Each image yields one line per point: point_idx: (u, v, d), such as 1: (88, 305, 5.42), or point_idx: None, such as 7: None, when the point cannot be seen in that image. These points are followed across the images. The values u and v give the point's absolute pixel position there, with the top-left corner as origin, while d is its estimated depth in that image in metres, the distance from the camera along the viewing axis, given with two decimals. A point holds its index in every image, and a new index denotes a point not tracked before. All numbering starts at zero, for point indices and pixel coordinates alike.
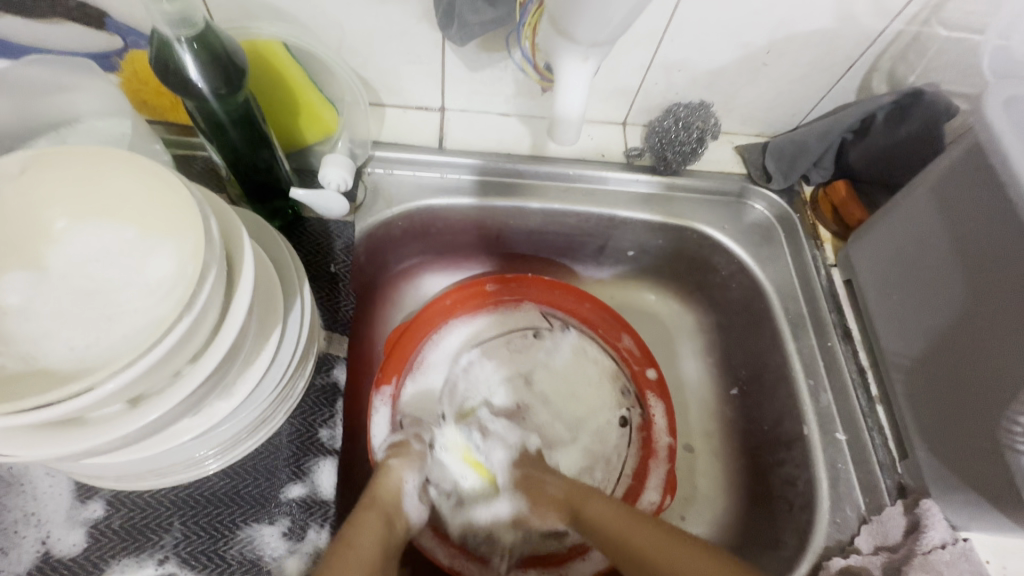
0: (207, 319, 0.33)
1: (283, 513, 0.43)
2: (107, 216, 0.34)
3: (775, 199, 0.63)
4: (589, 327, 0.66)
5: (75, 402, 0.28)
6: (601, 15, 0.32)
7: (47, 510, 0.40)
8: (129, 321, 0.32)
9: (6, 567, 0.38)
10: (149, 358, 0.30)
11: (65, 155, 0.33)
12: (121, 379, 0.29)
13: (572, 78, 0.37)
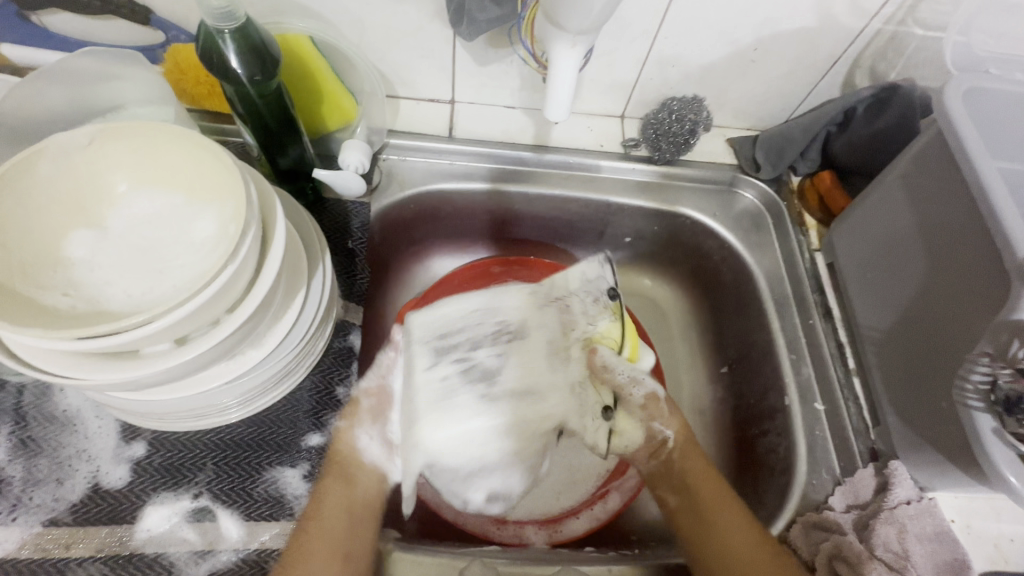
0: (244, 272, 0.38)
1: (304, 458, 0.48)
2: (159, 184, 0.40)
3: (763, 188, 0.67)
4: None
5: (135, 333, 0.33)
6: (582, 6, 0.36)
7: (96, 447, 0.45)
8: (179, 272, 0.37)
9: (61, 495, 0.43)
10: (198, 300, 0.35)
11: (127, 129, 0.38)
12: (172, 316, 0.34)
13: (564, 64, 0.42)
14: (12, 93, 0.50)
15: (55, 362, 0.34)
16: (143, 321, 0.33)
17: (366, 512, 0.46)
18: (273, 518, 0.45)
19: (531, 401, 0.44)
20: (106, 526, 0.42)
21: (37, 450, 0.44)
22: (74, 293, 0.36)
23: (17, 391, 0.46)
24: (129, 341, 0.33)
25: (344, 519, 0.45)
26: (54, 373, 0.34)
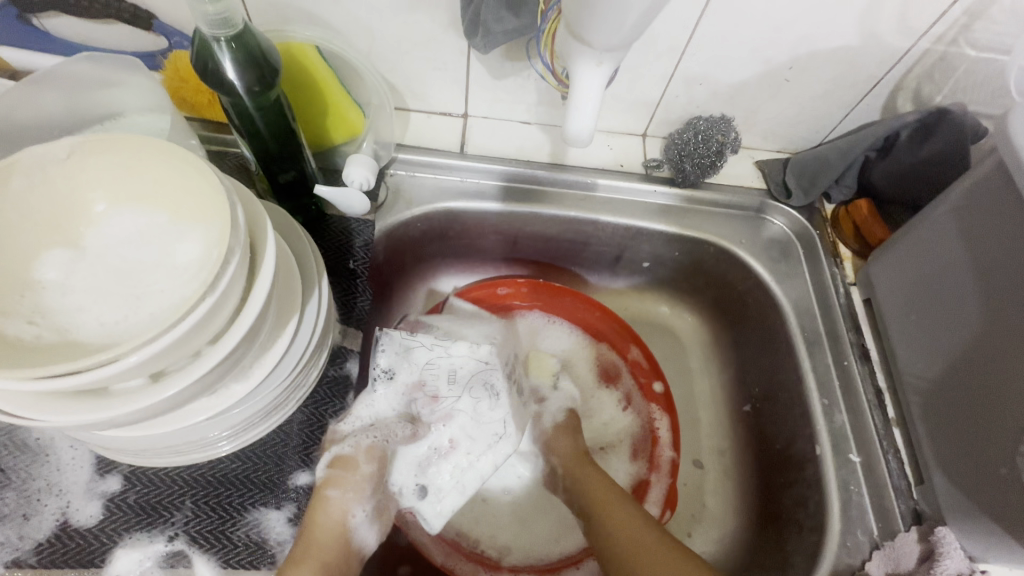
0: (229, 301, 0.35)
1: (290, 499, 0.44)
2: (142, 202, 0.36)
3: (794, 215, 0.63)
4: (597, 336, 0.66)
5: (101, 371, 0.30)
6: (614, 20, 0.33)
7: (68, 481, 0.42)
8: (158, 299, 0.34)
9: (27, 533, 0.40)
10: (173, 334, 0.31)
11: (109, 142, 0.35)
12: (144, 352, 0.31)
13: (588, 85, 0.38)
14: (6, 95, 0.48)
15: (27, 396, 0.31)
16: (115, 356, 0.30)
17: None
18: (254, 566, 0.41)
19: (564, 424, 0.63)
20: (73, 569, 0.39)
21: (5, 481, 0.41)
22: (44, 319, 0.33)
23: None
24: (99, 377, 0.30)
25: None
26: (23, 407, 0.31)
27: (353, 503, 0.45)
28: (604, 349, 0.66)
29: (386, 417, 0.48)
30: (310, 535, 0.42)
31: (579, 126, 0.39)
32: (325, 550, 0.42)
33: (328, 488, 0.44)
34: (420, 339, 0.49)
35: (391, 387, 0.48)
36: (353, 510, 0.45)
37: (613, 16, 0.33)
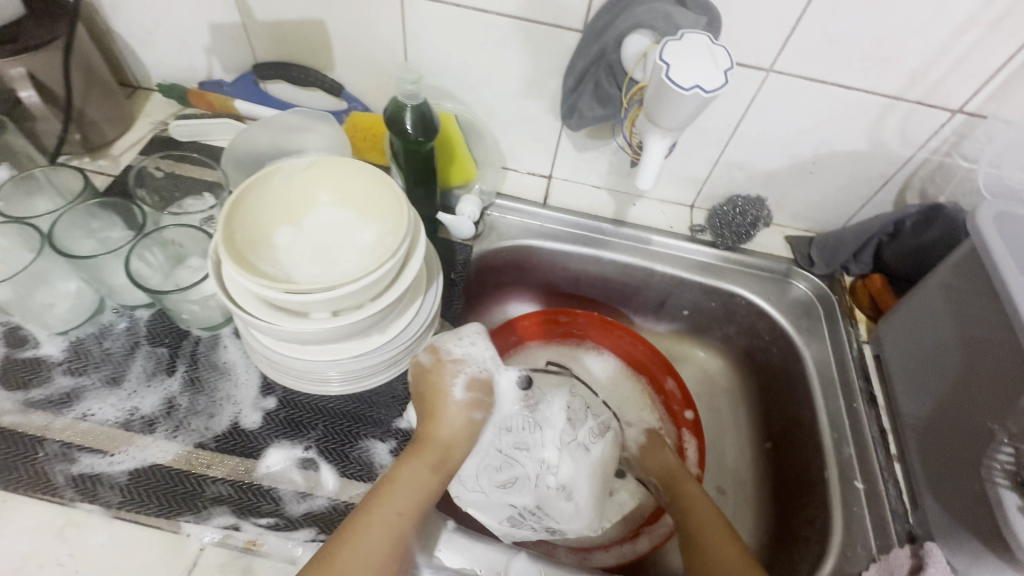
0: (394, 270, 0.51)
1: (392, 436, 0.57)
2: (342, 201, 0.54)
3: (816, 281, 0.75)
4: (639, 367, 0.78)
5: (317, 296, 0.46)
6: (673, 114, 0.49)
7: (242, 394, 0.57)
8: (345, 264, 0.50)
9: (210, 426, 0.54)
10: (361, 281, 0.47)
11: (333, 162, 0.54)
12: (343, 289, 0.47)
13: (655, 153, 0.53)
14: (239, 136, 0.72)
15: (262, 300, 0.48)
16: (314, 292, 0.46)
17: (431, 499, 0.50)
18: (362, 479, 0.53)
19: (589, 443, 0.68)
20: (238, 456, 0.53)
21: (199, 388, 0.56)
22: (273, 265, 0.49)
23: (194, 342, 0.59)
24: (301, 301, 0.46)
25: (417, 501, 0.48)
26: (257, 311, 0.48)
27: (477, 412, 0.57)
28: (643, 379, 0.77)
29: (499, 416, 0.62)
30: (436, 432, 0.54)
31: (645, 182, 0.54)
32: (445, 446, 0.53)
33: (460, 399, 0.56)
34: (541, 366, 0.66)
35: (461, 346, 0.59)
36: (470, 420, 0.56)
37: (671, 109, 0.48)
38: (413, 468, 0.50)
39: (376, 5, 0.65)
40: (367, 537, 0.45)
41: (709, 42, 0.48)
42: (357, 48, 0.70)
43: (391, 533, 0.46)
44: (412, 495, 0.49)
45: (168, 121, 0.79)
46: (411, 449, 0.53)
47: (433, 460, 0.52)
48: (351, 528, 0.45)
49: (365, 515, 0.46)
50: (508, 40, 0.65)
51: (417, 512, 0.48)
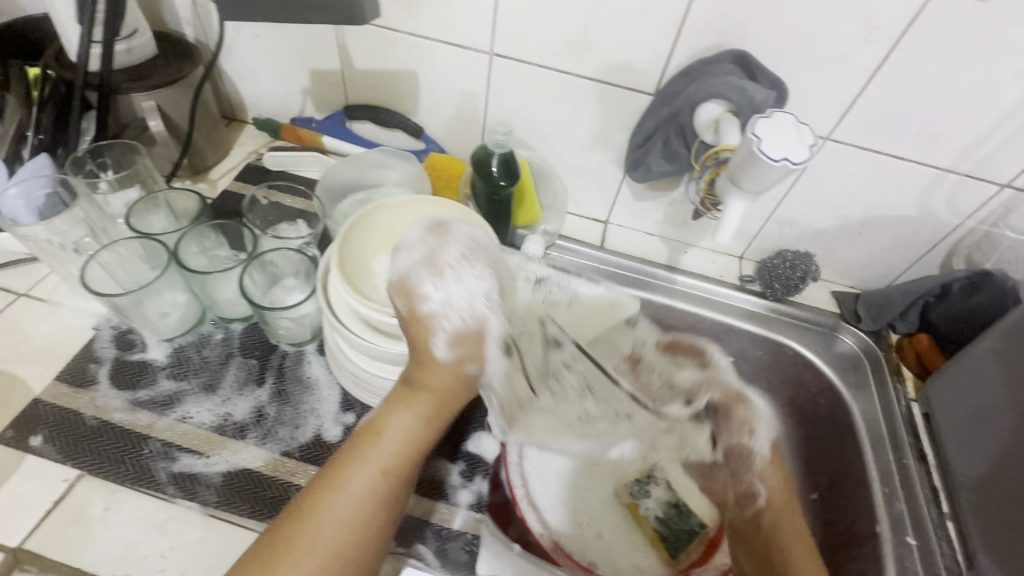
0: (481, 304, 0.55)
1: (461, 458, 0.60)
2: None
3: (863, 337, 0.78)
4: None
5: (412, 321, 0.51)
6: (761, 180, 0.53)
7: (323, 409, 0.61)
8: None
9: (294, 436, 0.58)
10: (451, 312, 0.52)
11: (432, 202, 0.60)
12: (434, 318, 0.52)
13: (735, 213, 0.58)
14: (329, 169, 0.79)
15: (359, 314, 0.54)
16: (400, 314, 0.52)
17: (421, 451, 0.51)
18: (435, 498, 0.56)
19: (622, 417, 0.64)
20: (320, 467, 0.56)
21: (285, 399, 0.60)
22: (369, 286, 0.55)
23: (281, 355, 0.64)
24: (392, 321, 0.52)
25: (405, 449, 0.49)
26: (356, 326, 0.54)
27: (474, 366, 0.53)
28: None
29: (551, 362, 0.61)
30: (434, 382, 0.52)
31: (725, 239, 0.59)
32: (439, 395, 0.52)
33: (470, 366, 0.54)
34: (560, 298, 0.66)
35: (441, 290, 0.51)
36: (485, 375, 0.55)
37: (759, 175, 0.53)
38: (400, 418, 0.50)
39: (466, 62, 0.72)
40: (352, 483, 0.46)
41: (795, 120, 0.52)
42: (442, 97, 0.77)
43: (379, 487, 0.46)
44: (404, 447, 0.49)
45: (261, 150, 0.87)
46: (402, 396, 0.52)
47: (424, 408, 0.51)
48: (336, 480, 0.46)
49: (352, 469, 0.46)
50: (583, 98, 0.72)
51: (405, 468, 0.48)
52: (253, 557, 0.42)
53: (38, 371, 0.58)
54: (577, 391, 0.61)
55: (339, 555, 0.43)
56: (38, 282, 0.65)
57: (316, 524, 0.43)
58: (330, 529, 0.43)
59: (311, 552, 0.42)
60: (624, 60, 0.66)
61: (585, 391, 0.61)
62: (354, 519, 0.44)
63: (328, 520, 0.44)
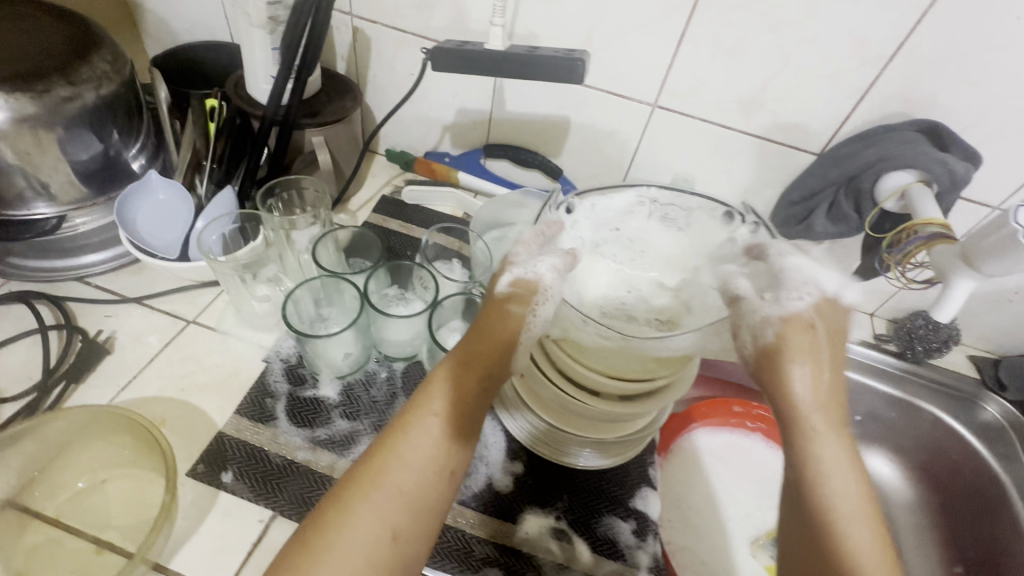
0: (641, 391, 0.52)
1: (631, 516, 0.58)
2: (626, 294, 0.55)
3: (1008, 408, 0.75)
4: None
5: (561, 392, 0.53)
6: (1007, 267, 0.51)
7: (492, 456, 0.60)
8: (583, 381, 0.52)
9: (468, 484, 0.58)
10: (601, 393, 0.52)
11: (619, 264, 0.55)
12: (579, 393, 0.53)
13: (962, 291, 0.56)
14: (485, 208, 0.80)
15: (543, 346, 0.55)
16: (605, 378, 0.50)
17: (483, 401, 0.47)
18: (612, 557, 0.55)
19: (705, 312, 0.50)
20: (498, 519, 0.56)
21: None
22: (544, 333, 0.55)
23: None
24: (580, 372, 0.51)
25: (463, 405, 0.45)
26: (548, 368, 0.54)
27: (520, 307, 0.46)
28: None
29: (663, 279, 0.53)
30: (495, 334, 0.47)
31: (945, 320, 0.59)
32: (501, 354, 0.46)
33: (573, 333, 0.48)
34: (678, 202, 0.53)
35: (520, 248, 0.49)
36: (529, 331, 0.47)
37: (1011, 262, 0.50)
38: (463, 369, 0.46)
39: (625, 111, 0.72)
40: (412, 439, 0.43)
41: None
42: (590, 141, 0.78)
43: (445, 434, 0.44)
44: (462, 405, 0.45)
45: (396, 182, 0.88)
46: (461, 348, 0.47)
47: (485, 365, 0.46)
48: (394, 436, 0.43)
49: (413, 414, 0.44)
50: (740, 152, 0.72)
51: (469, 415, 0.45)
52: (327, 500, 0.40)
53: (218, 403, 0.58)
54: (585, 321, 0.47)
55: (407, 499, 0.41)
56: (205, 309, 0.66)
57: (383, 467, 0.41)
58: (393, 476, 0.41)
59: (382, 490, 0.40)
60: (795, 120, 0.66)
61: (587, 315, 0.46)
62: (420, 464, 0.42)
63: (394, 465, 0.42)
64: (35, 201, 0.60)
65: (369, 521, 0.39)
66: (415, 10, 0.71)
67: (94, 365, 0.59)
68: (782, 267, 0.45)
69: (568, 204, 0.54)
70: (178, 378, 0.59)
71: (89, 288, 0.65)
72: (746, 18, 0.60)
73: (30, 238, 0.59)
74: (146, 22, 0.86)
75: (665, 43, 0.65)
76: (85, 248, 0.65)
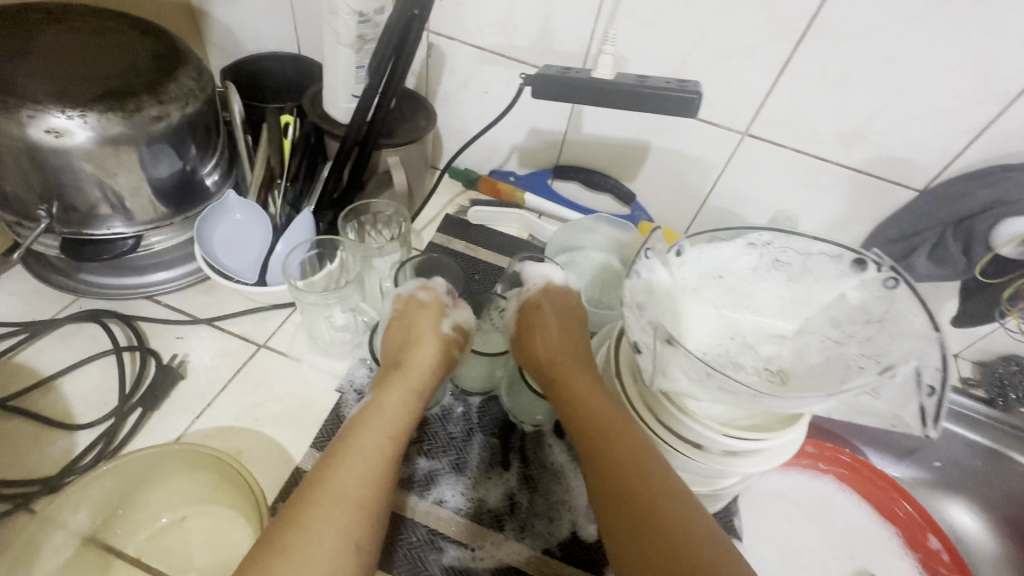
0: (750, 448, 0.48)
1: None
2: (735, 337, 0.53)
3: None
4: (884, 516, 0.74)
5: (667, 439, 0.50)
6: None
7: (575, 501, 0.57)
8: (689, 431, 0.49)
9: (553, 532, 0.55)
10: (712, 446, 0.48)
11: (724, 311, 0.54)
12: (686, 443, 0.50)
13: None
14: (563, 229, 0.78)
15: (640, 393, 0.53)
16: (723, 435, 0.47)
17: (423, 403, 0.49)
18: None
19: (827, 367, 0.47)
20: (586, 572, 0.53)
21: (535, 488, 0.57)
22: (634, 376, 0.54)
23: (521, 435, 0.61)
24: (692, 427, 0.48)
25: (412, 415, 0.46)
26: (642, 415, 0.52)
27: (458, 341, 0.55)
28: (889, 521, 0.73)
29: (763, 327, 0.53)
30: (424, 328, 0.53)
31: None
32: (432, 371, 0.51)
33: (531, 283, 0.64)
34: (799, 252, 0.49)
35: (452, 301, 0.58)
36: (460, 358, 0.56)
37: None
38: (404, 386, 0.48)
39: (713, 138, 0.69)
40: (363, 452, 0.42)
41: None
42: (669, 167, 0.75)
43: (390, 441, 0.44)
44: (410, 417, 0.46)
45: (460, 200, 0.85)
46: (398, 369, 0.50)
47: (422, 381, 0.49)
48: (342, 453, 0.42)
49: (368, 426, 0.44)
50: (834, 185, 0.68)
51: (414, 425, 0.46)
52: (280, 519, 0.38)
53: (294, 436, 0.56)
54: (703, 377, 0.43)
55: (368, 512, 0.40)
56: (275, 332, 0.64)
57: (332, 472, 0.40)
58: (347, 489, 0.40)
59: (338, 504, 0.39)
60: (901, 154, 0.63)
61: (709, 372, 0.42)
62: (372, 473, 0.41)
63: (344, 478, 0.40)
64: (112, 219, 0.57)
65: (333, 537, 0.37)
66: (498, 28, 0.68)
67: (168, 390, 0.57)
68: (901, 313, 0.44)
69: (679, 250, 0.51)
70: (252, 407, 0.57)
71: (160, 307, 0.64)
72: (860, 48, 0.57)
73: (106, 259, 0.57)
74: (211, 31, 0.84)
75: (766, 71, 0.61)
76: (151, 266, 0.64)
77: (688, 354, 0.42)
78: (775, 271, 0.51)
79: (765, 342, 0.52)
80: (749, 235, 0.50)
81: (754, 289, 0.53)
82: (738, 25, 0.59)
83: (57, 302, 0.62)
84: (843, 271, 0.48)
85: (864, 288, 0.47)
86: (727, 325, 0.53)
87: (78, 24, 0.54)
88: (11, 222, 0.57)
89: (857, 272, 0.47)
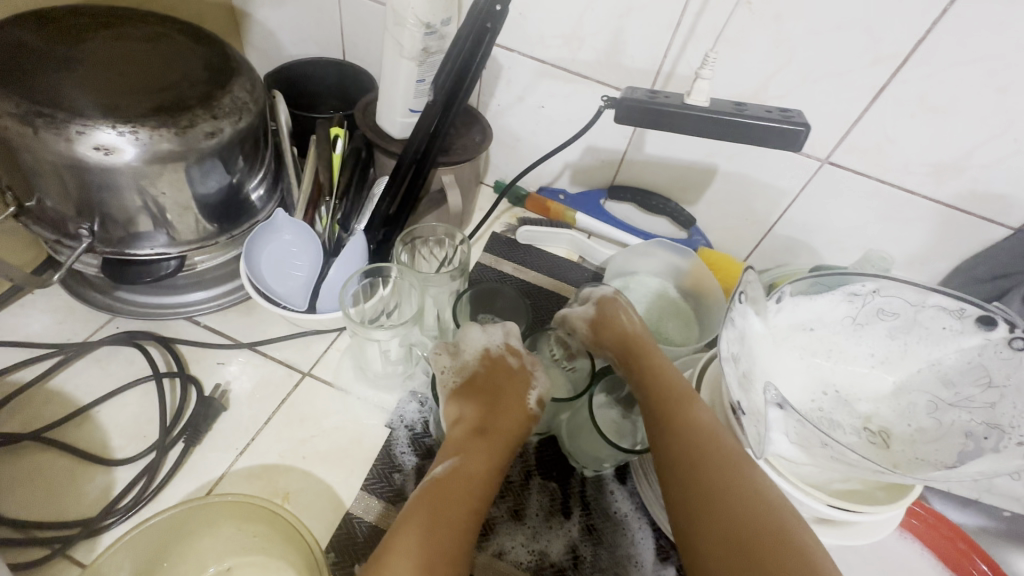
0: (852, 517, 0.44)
1: None
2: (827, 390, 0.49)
3: None
4: None
5: None
6: None
7: (642, 556, 0.53)
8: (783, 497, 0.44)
9: None
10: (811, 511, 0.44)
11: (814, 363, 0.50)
12: None
13: None
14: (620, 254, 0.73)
15: None
16: (826, 505, 0.43)
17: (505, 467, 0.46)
18: None
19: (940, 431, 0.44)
20: None
21: (599, 540, 0.53)
22: None
23: (581, 480, 0.57)
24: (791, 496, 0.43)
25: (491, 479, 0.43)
26: None
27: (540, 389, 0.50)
28: None
29: (856, 379, 0.49)
30: (516, 390, 0.49)
31: None
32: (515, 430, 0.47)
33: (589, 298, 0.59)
34: (906, 307, 0.46)
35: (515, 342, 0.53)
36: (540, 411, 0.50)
37: None
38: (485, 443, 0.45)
39: (788, 164, 0.65)
40: (441, 513, 0.39)
41: None
42: (735, 192, 0.70)
43: (468, 503, 0.41)
44: (489, 479, 0.43)
45: (506, 217, 0.81)
46: (478, 419, 0.46)
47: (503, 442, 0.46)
48: (417, 511, 0.40)
49: (447, 486, 0.41)
50: (917, 219, 0.64)
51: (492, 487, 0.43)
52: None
53: (344, 476, 0.52)
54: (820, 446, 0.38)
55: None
56: (320, 359, 0.60)
57: (407, 528, 0.38)
58: (420, 550, 0.37)
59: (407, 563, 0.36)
60: (1000, 190, 0.58)
61: (825, 442, 0.38)
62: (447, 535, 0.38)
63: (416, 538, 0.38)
64: (155, 237, 0.53)
65: None
66: (563, 41, 0.64)
67: (210, 422, 0.53)
68: None
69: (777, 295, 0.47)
70: (299, 443, 0.54)
71: (199, 329, 0.60)
72: (971, 76, 0.52)
73: (149, 280, 0.54)
74: (251, 32, 0.80)
75: (858, 96, 0.57)
76: (189, 284, 0.61)
77: (802, 419, 0.38)
78: (873, 325, 0.48)
79: (859, 398, 0.49)
80: (850, 286, 0.47)
81: (844, 342, 0.50)
82: (832, 48, 0.54)
83: (92, 321, 0.59)
84: (960, 332, 0.44)
85: (985, 349, 0.43)
86: (815, 378, 0.50)
87: (126, 30, 0.51)
88: (47, 239, 0.53)
89: (982, 331, 0.43)
